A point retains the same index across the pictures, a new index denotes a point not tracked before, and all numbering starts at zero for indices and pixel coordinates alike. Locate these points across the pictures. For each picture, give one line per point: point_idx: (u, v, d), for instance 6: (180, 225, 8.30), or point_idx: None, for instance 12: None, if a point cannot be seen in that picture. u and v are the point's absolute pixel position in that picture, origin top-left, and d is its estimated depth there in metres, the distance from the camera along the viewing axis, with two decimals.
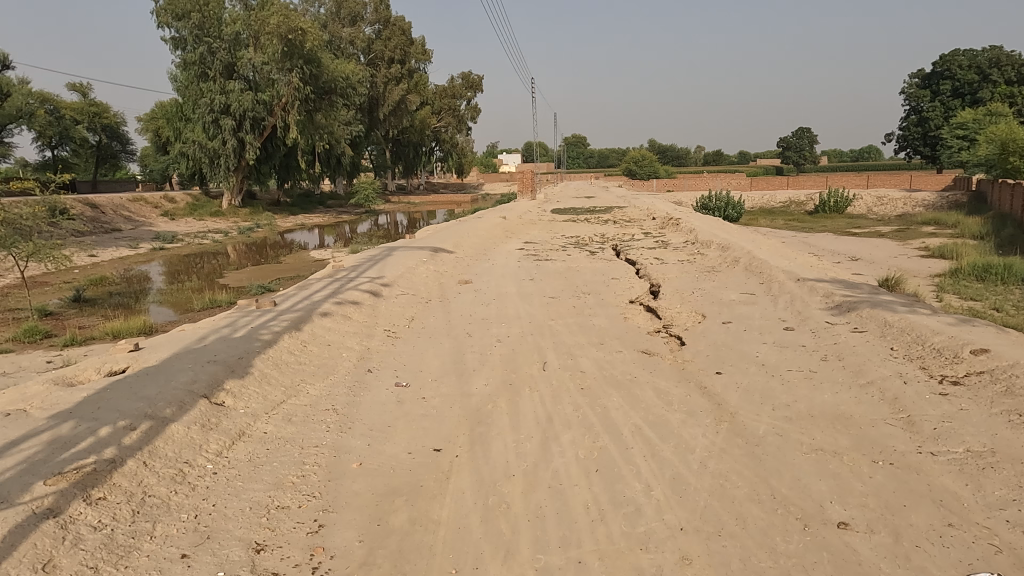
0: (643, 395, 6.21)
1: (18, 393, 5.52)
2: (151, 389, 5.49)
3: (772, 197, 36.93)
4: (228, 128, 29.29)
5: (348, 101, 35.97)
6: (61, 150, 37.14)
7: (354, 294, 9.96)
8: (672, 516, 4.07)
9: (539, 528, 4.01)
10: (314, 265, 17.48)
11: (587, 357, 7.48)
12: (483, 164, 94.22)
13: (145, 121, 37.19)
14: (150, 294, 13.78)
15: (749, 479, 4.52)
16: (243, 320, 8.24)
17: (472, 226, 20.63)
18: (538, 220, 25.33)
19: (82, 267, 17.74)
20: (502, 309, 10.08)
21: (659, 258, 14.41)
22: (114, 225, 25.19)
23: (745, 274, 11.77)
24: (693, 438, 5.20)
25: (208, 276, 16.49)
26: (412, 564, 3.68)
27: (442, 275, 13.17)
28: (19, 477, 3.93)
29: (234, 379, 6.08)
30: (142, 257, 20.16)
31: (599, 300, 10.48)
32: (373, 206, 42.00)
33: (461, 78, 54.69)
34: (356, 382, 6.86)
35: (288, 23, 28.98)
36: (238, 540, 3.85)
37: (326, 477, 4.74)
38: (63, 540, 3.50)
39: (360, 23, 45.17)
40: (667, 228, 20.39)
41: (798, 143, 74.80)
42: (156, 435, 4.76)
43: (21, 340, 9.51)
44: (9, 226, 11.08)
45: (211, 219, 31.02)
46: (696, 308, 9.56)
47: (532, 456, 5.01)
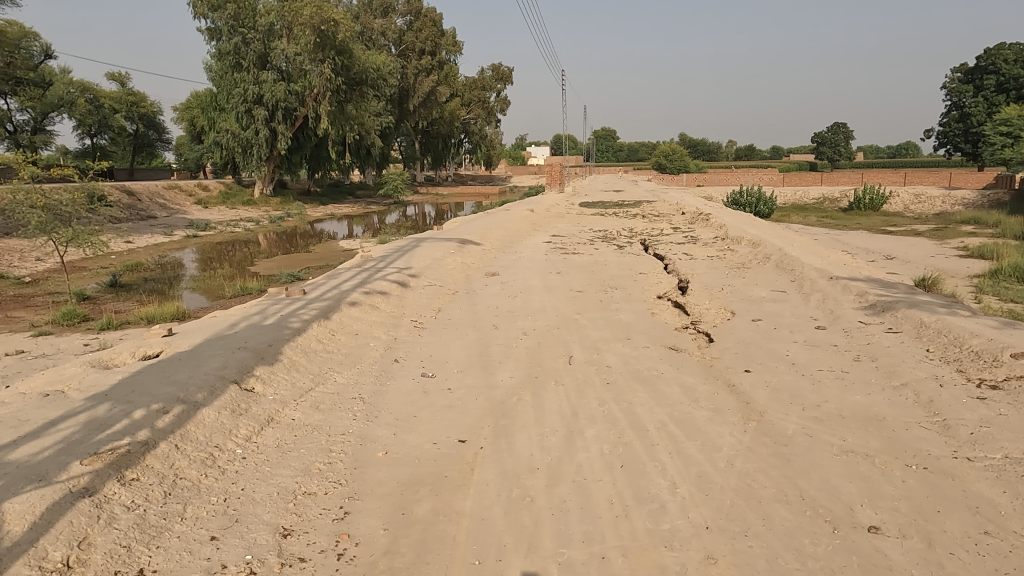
0: (669, 391, 6.16)
1: (56, 374, 5.68)
2: (183, 373, 5.63)
3: (806, 193, 36.31)
4: (261, 118, 29.65)
5: (379, 92, 36.04)
6: (100, 139, 38.05)
7: (381, 284, 10.03)
8: (697, 514, 4.03)
9: (562, 522, 4.01)
10: (344, 255, 17.64)
11: (613, 352, 7.43)
12: (511, 156, 94.52)
13: (181, 110, 37.85)
14: (183, 281, 14.06)
15: (776, 479, 4.46)
16: (273, 307, 8.40)
17: (499, 219, 20.63)
18: (566, 213, 25.27)
19: (119, 253, 18.20)
20: (528, 302, 10.08)
21: (687, 253, 14.28)
22: (150, 213, 25.77)
23: (775, 271, 11.57)
24: (719, 436, 5.15)
25: (239, 263, 16.79)
26: (434, 554, 3.71)
27: (468, 266, 13.25)
28: (56, 456, 4.04)
29: (263, 366, 6.17)
30: (177, 244, 20.61)
31: (626, 295, 10.42)
32: (401, 197, 42.23)
33: (492, 70, 54.52)
34: (383, 372, 6.93)
35: (321, 15, 29.15)
36: (266, 525, 3.91)
37: (352, 464, 4.80)
38: (98, 519, 3.60)
39: (391, 14, 45.34)
40: (697, 222, 20.21)
41: (833, 139, 73.62)
42: (187, 419, 4.86)
43: (59, 323, 9.78)
44: (50, 212, 11.41)
45: (243, 208, 31.53)
46: (725, 305, 9.44)
47: (556, 450, 5.00)
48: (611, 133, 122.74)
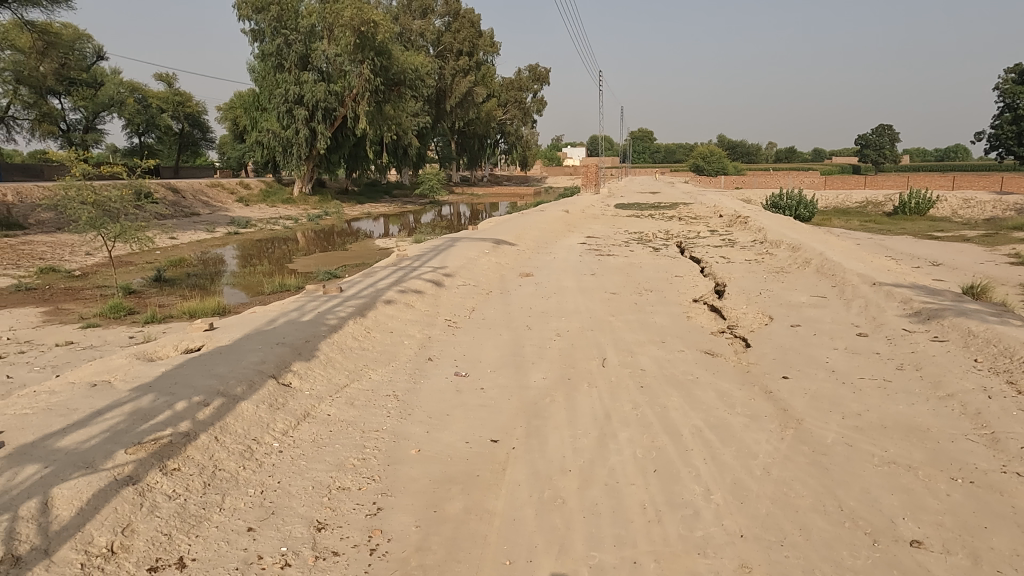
0: (705, 396, 6.07)
1: (103, 365, 5.87)
2: (224, 366, 5.76)
3: (848, 197, 35.44)
4: (301, 118, 30.22)
5: (417, 92, 36.27)
6: (148, 137, 39.18)
7: (416, 283, 10.11)
8: (731, 521, 3.97)
9: (593, 525, 3.99)
10: (379, 253, 17.87)
11: (647, 355, 7.37)
12: (547, 157, 94.52)
13: (225, 110, 38.75)
14: (224, 277, 14.38)
15: (813, 488, 4.37)
16: (311, 304, 8.55)
17: (534, 219, 20.62)
18: (601, 214, 25.14)
19: (164, 249, 18.73)
20: (562, 303, 10.06)
21: (724, 257, 14.06)
22: (193, 210, 26.47)
23: (816, 276, 11.32)
24: (755, 443, 5.07)
25: (278, 260, 17.12)
26: (466, 552, 3.73)
27: (503, 266, 13.28)
28: (102, 444, 4.17)
29: (301, 361, 6.28)
30: (219, 240, 21.13)
31: (661, 298, 10.31)
32: (437, 196, 42.50)
33: (529, 71, 54.51)
34: (417, 370, 6.99)
35: (361, 16, 29.45)
36: (301, 518, 3.98)
37: (386, 460, 4.86)
38: (141, 506, 3.71)
39: (430, 15, 45.71)
40: (734, 225, 19.90)
41: (878, 141, 71.67)
42: (227, 411, 4.97)
43: (106, 316, 10.10)
44: (99, 208, 11.79)
45: (283, 206, 32.12)
46: (763, 309, 9.27)
47: (588, 452, 4.97)
48: (648, 134, 121.76)
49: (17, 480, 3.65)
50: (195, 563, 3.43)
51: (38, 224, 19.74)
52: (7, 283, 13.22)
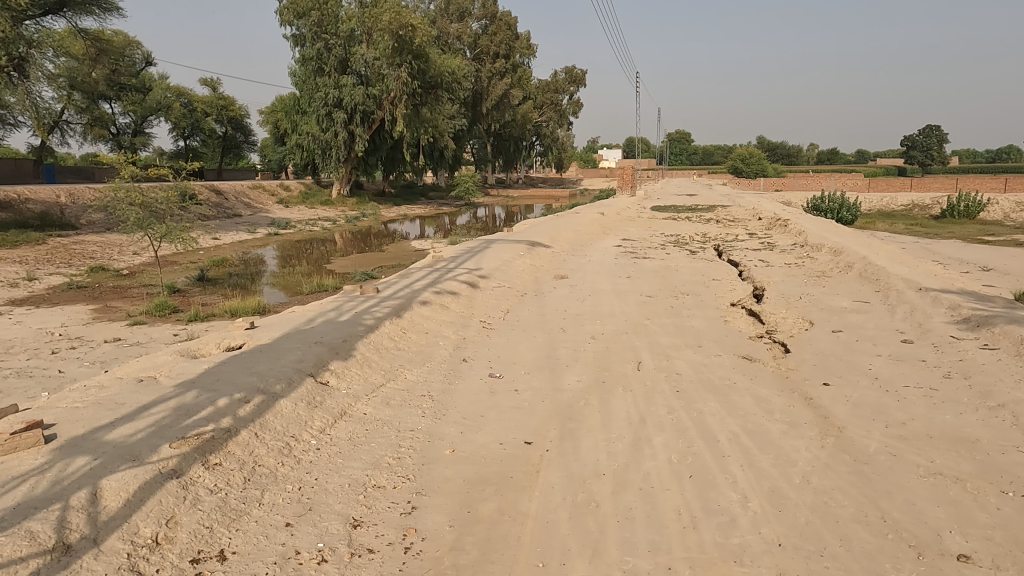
0: (742, 402, 5.98)
1: (150, 362, 6.05)
2: (264, 364, 5.89)
3: (893, 201, 34.45)
4: (340, 121, 30.73)
5: (453, 95, 36.51)
6: (192, 140, 40.28)
7: (451, 285, 10.18)
8: (769, 530, 3.90)
9: (627, 529, 3.96)
10: (415, 255, 18.05)
11: (683, 359, 7.28)
12: (582, 159, 94.23)
13: (266, 114, 39.61)
14: (264, 276, 14.70)
15: (855, 498, 4.26)
16: (348, 304, 8.68)
17: (569, 222, 20.57)
18: (637, 217, 24.93)
19: (207, 249, 19.21)
20: (597, 306, 10.00)
21: (763, 260, 13.81)
22: (235, 211, 27.11)
23: (858, 281, 11.04)
24: (795, 450, 4.97)
25: (316, 261, 17.40)
26: (499, 553, 3.74)
27: (537, 268, 13.27)
28: (148, 438, 4.30)
29: (337, 360, 6.37)
30: (259, 241, 21.58)
31: (698, 302, 10.18)
32: (472, 198, 42.72)
33: (565, 73, 54.41)
34: (452, 370, 7.04)
35: (399, 20, 29.76)
36: (337, 515, 4.04)
37: (420, 460, 4.90)
38: (184, 499, 3.81)
39: (467, 18, 45.98)
40: (774, 228, 19.53)
41: (925, 143, 69.54)
42: (266, 409, 5.07)
43: (151, 314, 10.39)
44: (147, 209, 12.15)
45: (322, 208, 32.67)
46: (803, 314, 9.07)
47: (622, 456, 4.94)
48: (685, 136, 120.45)
49: (68, 471, 3.79)
50: (236, 556, 3.51)
51: (89, 225, 20.49)
52: (60, 281, 13.75)
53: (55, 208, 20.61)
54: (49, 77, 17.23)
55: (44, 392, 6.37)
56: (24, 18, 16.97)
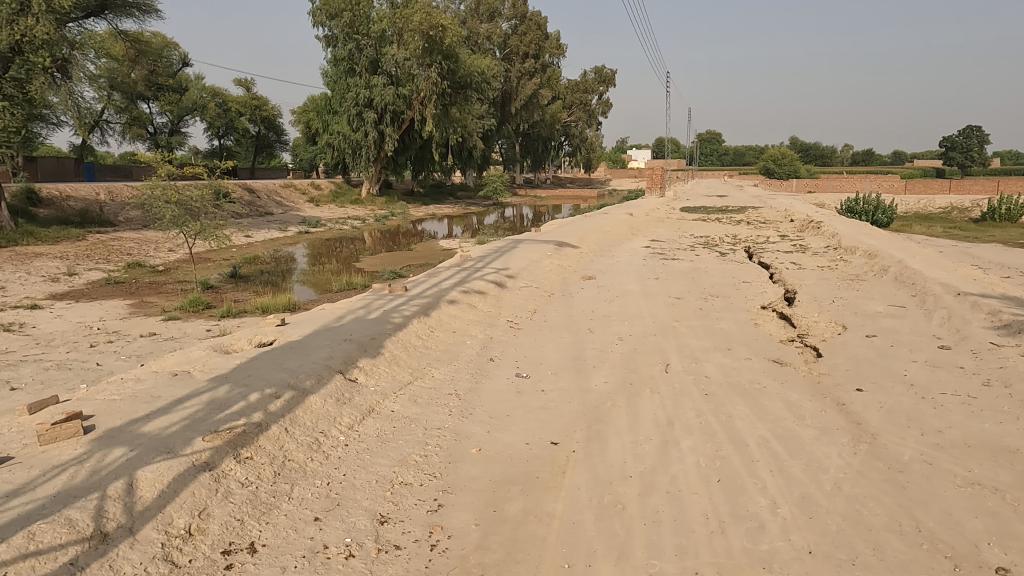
0: (772, 406, 5.89)
1: (184, 356, 6.19)
2: (294, 360, 5.98)
3: (931, 203, 33.59)
4: (370, 121, 31.08)
5: (483, 95, 36.54)
6: (226, 140, 41.05)
7: (479, 284, 10.21)
8: (799, 537, 3.84)
9: (654, 533, 3.92)
10: (443, 254, 18.15)
11: (712, 362, 7.20)
12: (612, 160, 93.77)
13: (299, 113, 40.18)
14: (294, 274, 14.93)
15: (888, 507, 4.17)
16: (377, 302, 8.76)
17: (598, 222, 20.50)
18: (667, 218, 24.74)
19: (240, 246, 19.56)
20: (625, 307, 9.95)
21: (795, 263, 13.59)
22: (268, 210, 27.54)
23: (894, 285, 10.80)
24: (826, 457, 4.88)
25: (346, 259, 17.60)
26: (525, 553, 3.74)
27: (565, 269, 13.25)
28: (182, 431, 4.39)
29: (366, 358, 6.44)
30: (290, 239, 21.90)
31: (728, 304, 10.06)
32: (500, 198, 42.77)
33: (595, 73, 54.14)
34: (479, 370, 7.05)
35: (430, 20, 29.61)
36: (365, 510, 4.08)
37: (447, 458, 4.92)
38: (216, 491, 3.89)
39: (497, 18, 46.06)
40: (807, 231, 19.21)
41: (965, 143, 67.62)
42: (297, 404, 5.15)
43: (185, 310, 10.61)
44: (182, 207, 12.40)
45: (351, 207, 33.01)
46: (836, 318, 8.90)
47: (650, 459, 4.90)
48: (716, 137, 119.12)
49: (106, 462, 3.89)
50: (266, 549, 3.57)
51: (127, 222, 21.00)
52: (99, 276, 14.13)
53: (94, 205, 21.18)
54: (90, 78, 17.71)
55: (82, 384, 6.55)
56: (67, 20, 17.46)
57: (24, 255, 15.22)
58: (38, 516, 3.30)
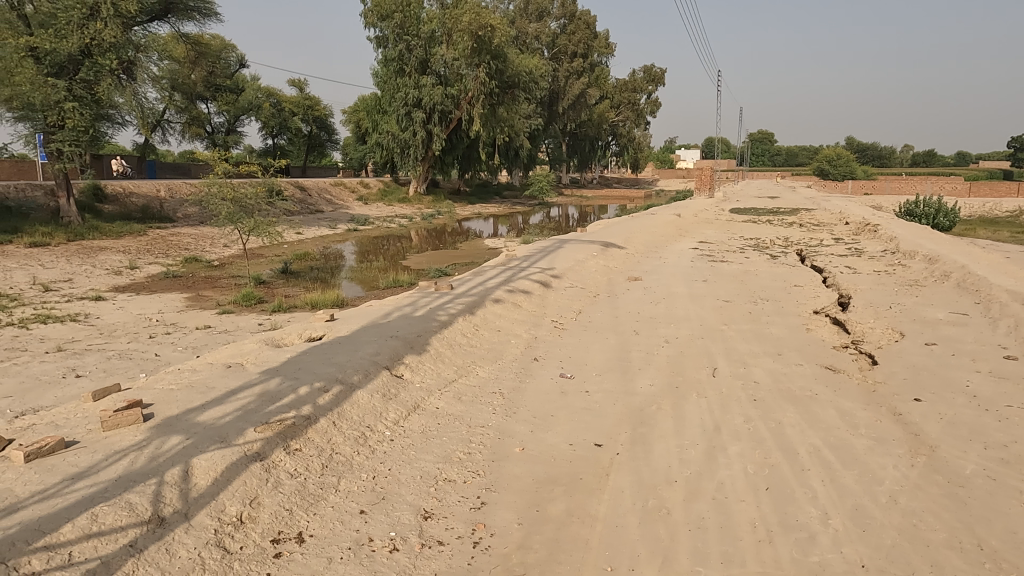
0: (824, 414, 5.73)
1: (237, 349, 6.37)
2: (342, 356, 6.09)
3: (996, 207, 32.12)
4: (419, 120, 31.48)
5: (530, 95, 36.62)
6: (280, 139, 42.10)
7: (524, 283, 10.23)
8: (852, 550, 3.72)
9: (700, 539, 3.86)
10: (488, 253, 18.23)
11: (761, 367, 7.04)
12: (659, 160, 92.68)
13: (349, 113, 40.94)
14: (343, 271, 15.21)
15: (948, 523, 4.00)
16: (423, 300, 8.85)
17: (644, 222, 20.31)
18: (716, 219, 24.31)
19: (292, 243, 20.06)
20: (671, 309, 9.82)
21: (850, 267, 13.18)
22: (318, 207, 28.16)
23: (955, 292, 10.36)
24: (882, 468, 4.71)
25: (393, 257, 17.86)
26: (567, 555, 3.72)
27: (611, 269, 13.16)
28: (236, 421, 4.53)
29: (412, 354, 6.53)
30: (340, 236, 22.35)
31: (779, 308, 9.82)
32: (546, 198, 42.73)
33: (644, 72, 53.56)
34: (522, 369, 7.06)
35: (479, 21, 29.99)
36: (409, 505, 4.13)
37: (490, 457, 4.94)
38: (266, 482, 3.99)
39: (546, 18, 46.02)
40: (862, 234, 18.62)
41: None
42: (344, 398, 5.25)
43: (239, 304, 10.92)
44: (237, 204, 12.78)
45: (399, 205, 33.48)
46: (893, 325, 8.59)
47: (696, 464, 4.82)
48: (768, 137, 116.47)
49: (163, 449, 4.04)
50: (313, 539, 3.65)
51: (185, 218, 21.79)
52: (159, 270, 14.68)
53: (155, 202, 22.03)
54: (153, 80, 18.44)
55: (141, 374, 6.82)
56: (133, 24, 18.22)
57: (90, 248, 15.93)
58: (101, 498, 3.45)
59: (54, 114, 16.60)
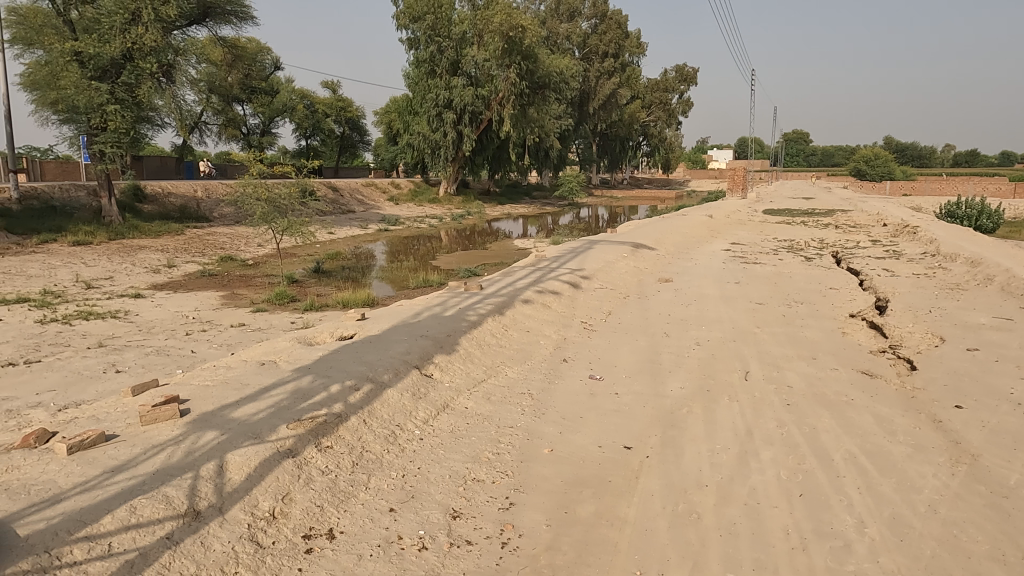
0: (860, 420, 5.60)
1: (271, 347, 6.48)
2: (373, 355, 6.15)
3: None
4: (449, 121, 31.65)
5: (561, 95, 36.54)
6: (313, 140, 42.69)
7: (553, 284, 10.21)
8: (889, 560, 3.63)
9: (731, 545, 3.80)
10: (518, 253, 18.23)
11: (795, 371, 6.92)
12: (691, 160, 91.70)
13: (381, 114, 41.34)
14: (373, 270, 15.36)
15: (991, 534, 3.87)
16: (453, 300, 8.88)
17: (676, 223, 20.09)
18: (749, 220, 23.96)
19: (324, 242, 20.33)
20: (703, 311, 9.70)
21: (888, 269, 12.88)
22: (349, 207, 28.48)
23: (999, 295, 10.05)
24: (921, 476, 4.59)
25: (423, 257, 17.98)
26: (596, 557, 3.71)
27: (641, 271, 13.05)
28: (269, 418, 4.60)
29: (442, 354, 6.56)
30: (371, 236, 22.59)
31: (813, 311, 9.63)
32: (576, 198, 42.59)
33: (675, 71, 53.05)
34: (552, 370, 7.05)
35: (510, 21, 30.01)
36: (438, 505, 4.15)
37: (519, 457, 4.94)
38: (298, 478, 4.05)
39: (577, 18, 45.86)
40: (901, 235, 18.17)
41: None
42: (375, 397, 5.30)
43: (272, 303, 11.09)
44: (271, 204, 12.99)
45: (429, 205, 33.69)
46: (934, 329, 8.36)
47: (727, 468, 4.76)
48: (803, 137, 114.44)
49: (199, 444, 4.12)
50: (343, 536, 3.69)
51: (221, 218, 22.23)
52: (195, 268, 14.99)
53: (192, 202, 22.54)
54: (192, 82, 18.86)
55: (178, 370, 6.97)
56: (173, 28, 18.63)
57: (130, 247, 16.35)
58: (139, 491, 3.53)
59: (98, 117, 17.10)
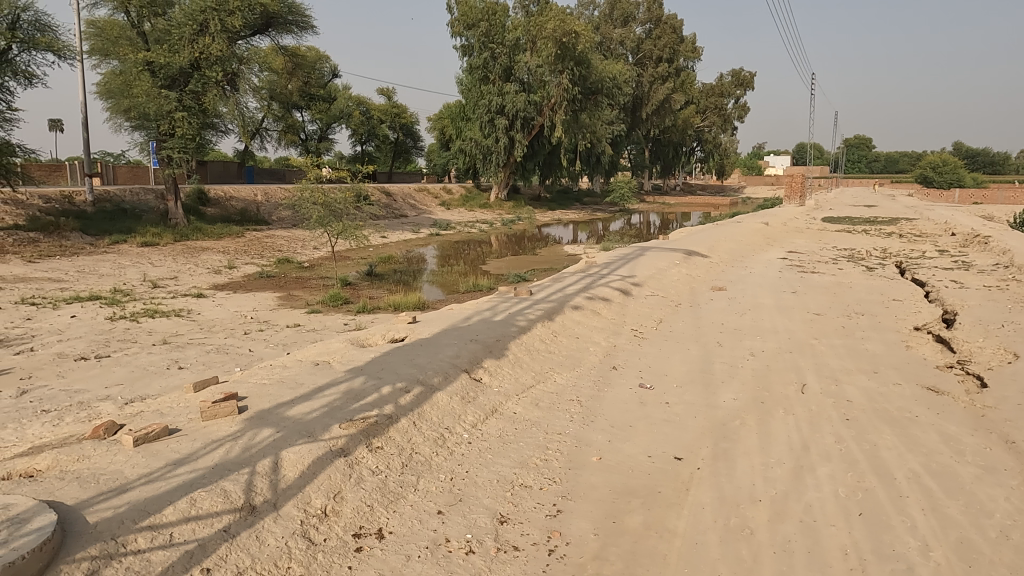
0: (925, 438, 5.36)
1: (325, 348, 6.62)
2: (424, 358, 6.22)
3: None
4: (501, 127, 31.84)
5: (614, 100, 36.31)
6: (368, 146, 43.58)
7: (604, 291, 10.14)
8: None
9: (786, 563, 3.68)
10: (569, 259, 18.16)
11: (855, 385, 6.66)
12: (746, 166, 89.68)
13: (434, 121, 41.92)
14: (424, 274, 15.56)
15: None
16: (502, 305, 8.91)
17: (730, 231, 19.69)
18: (807, 228, 23.28)
19: (377, 246, 20.72)
20: (757, 321, 9.46)
21: (956, 280, 12.31)
22: (402, 212, 28.95)
23: None
24: (991, 500, 4.35)
25: (473, 262, 18.12)
26: (645, 568, 3.65)
27: (694, 278, 12.83)
28: (322, 417, 4.70)
29: (491, 358, 6.58)
30: (422, 240, 22.89)
31: (875, 323, 9.28)
32: (627, 205, 42.24)
33: (732, 75, 52.00)
34: (601, 377, 6.99)
35: (563, 27, 30.00)
36: (485, 509, 4.16)
37: (567, 464, 4.92)
38: (350, 477, 4.12)
39: (631, 23, 45.50)
40: (971, 245, 17.35)
41: None
42: (424, 399, 5.36)
43: (326, 305, 11.36)
44: (327, 208, 13.31)
45: (480, 210, 33.96)
46: (1007, 345, 7.92)
47: (782, 483, 4.62)
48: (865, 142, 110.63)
49: (256, 441, 4.24)
50: (392, 536, 3.73)
51: (279, 221, 22.91)
52: (254, 270, 15.48)
53: (253, 205, 23.31)
54: (254, 90, 19.52)
55: (236, 368, 7.20)
56: (238, 38, 19.35)
57: (194, 249, 17.01)
58: (199, 484, 3.66)
59: (166, 124, 17.86)
